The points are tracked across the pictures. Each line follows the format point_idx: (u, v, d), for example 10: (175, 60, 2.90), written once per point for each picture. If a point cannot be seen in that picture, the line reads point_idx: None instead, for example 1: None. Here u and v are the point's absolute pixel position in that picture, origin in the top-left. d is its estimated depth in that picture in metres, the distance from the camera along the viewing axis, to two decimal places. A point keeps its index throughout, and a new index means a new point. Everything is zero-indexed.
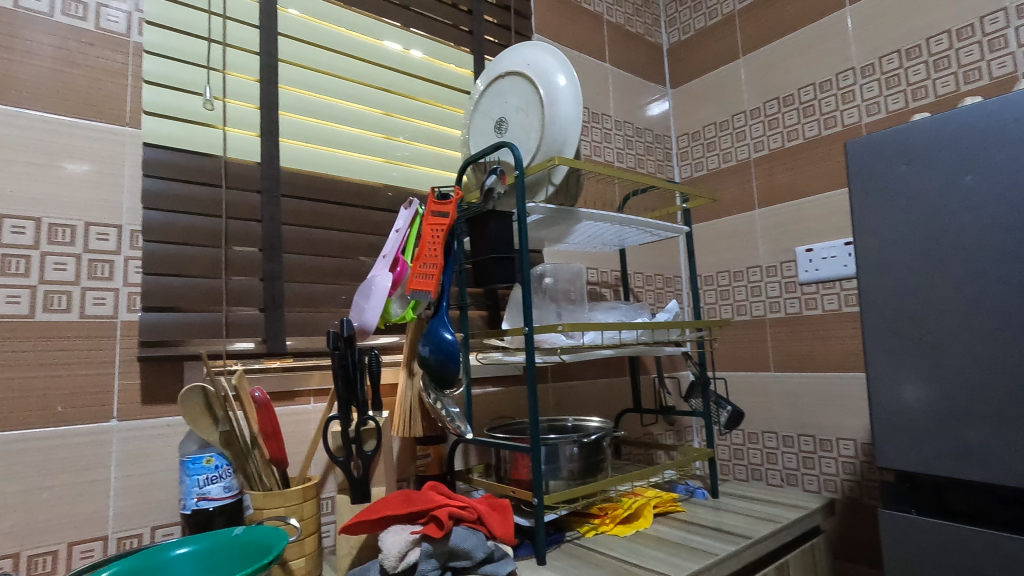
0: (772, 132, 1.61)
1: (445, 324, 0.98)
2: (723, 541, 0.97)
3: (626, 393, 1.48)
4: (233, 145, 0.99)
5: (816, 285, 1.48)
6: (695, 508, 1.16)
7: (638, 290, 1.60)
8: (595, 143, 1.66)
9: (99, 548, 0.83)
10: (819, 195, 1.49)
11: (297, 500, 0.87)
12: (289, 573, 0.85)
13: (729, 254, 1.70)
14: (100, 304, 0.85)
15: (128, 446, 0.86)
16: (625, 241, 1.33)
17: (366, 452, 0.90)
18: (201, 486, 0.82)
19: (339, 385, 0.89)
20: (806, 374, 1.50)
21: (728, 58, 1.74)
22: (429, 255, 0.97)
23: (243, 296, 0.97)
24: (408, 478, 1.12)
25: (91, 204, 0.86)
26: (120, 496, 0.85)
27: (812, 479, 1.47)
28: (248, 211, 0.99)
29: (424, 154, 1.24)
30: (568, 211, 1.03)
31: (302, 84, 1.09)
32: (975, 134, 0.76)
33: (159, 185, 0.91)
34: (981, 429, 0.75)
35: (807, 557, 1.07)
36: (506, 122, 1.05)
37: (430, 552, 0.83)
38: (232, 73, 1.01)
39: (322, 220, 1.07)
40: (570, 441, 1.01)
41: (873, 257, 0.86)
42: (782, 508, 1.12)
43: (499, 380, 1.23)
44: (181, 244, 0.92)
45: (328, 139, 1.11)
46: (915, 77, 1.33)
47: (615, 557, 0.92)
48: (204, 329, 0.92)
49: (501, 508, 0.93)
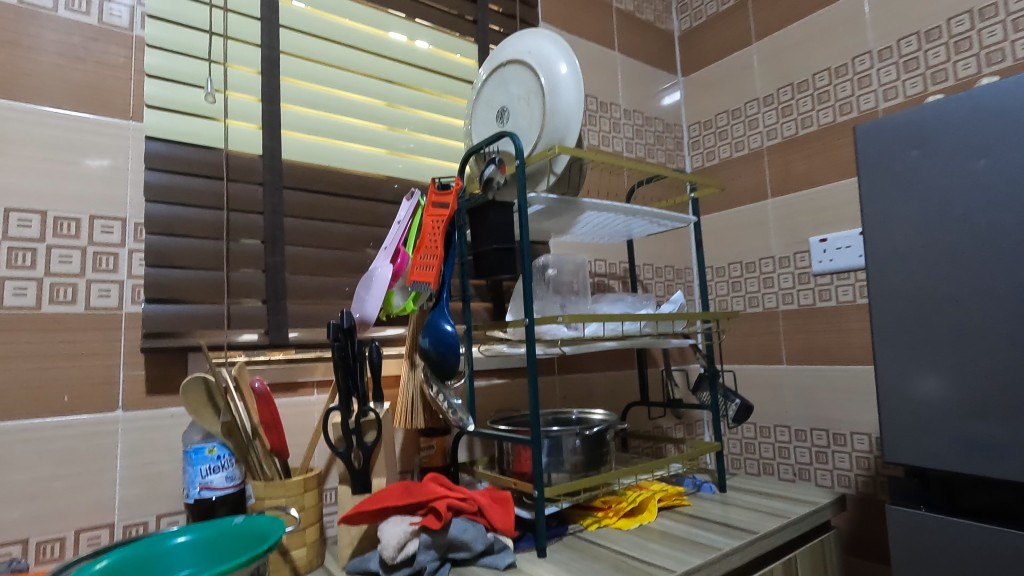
0: (785, 119, 1.57)
1: (445, 315, 0.97)
2: (728, 536, 0.95)
3: (634, 386, 1.47)
4: (235, 138, 0.99)
5: (830, 276, 1.44)
6: (701, 502, 1.14)
7: (647, 282, 1.58)
8: (604, 133, 1.63)
9: (106, 535, 0.84)
10: (834, 183, 1.45)
11: (298, 490, 0.87)
12: (290, 562, 0.86)
13: (741, 244, 1.67)
14: (105, 296, 0.86)
15: (133, 436, 0.87)
16: (632, 232, 1.31)
17: (366, 444, 0.90)
18: (204, 476, 0.83)
19: (339, 376, 0.90)
20: (820, 367, 1.46)
21: (741, 44, 1.70)
22: (429, 247, 0.96)
23: (245, 288, 0.97)
24: (412, 469, 1.12)
25: (95, 197, 0.87)
26: (126, 486, 0.86)
27: (825, 473, 1.44)
28: (250, 204, 0.99)
29: (428, 145, 1.22)
30: (570, 201, 1.01)
31: (305, 76, 1.09)
32: (990, 116, 0.73)
33: (162, 179, 0.92)
34: (995, 424, 0.73)
35: (816, 553, 1.04)
36: (508, 112, 1.03)
37: (430, 543, 0.83)
38: (233, 66, 1.01)
39: (325, 212, 1.07)
40: (573, 433, 1.00)
41: (883, 246, 0.83)
42: (791, 503, 1.10)
43: (504, 373, 1.22)
44: (184, 237, 0.93)
45: (331, 130, 1.10)
46: (934, 60, 1.28)
47: (617, 550, 0.91)
48: (207, 321, 0.93)
49: (501, 500, 0.94)
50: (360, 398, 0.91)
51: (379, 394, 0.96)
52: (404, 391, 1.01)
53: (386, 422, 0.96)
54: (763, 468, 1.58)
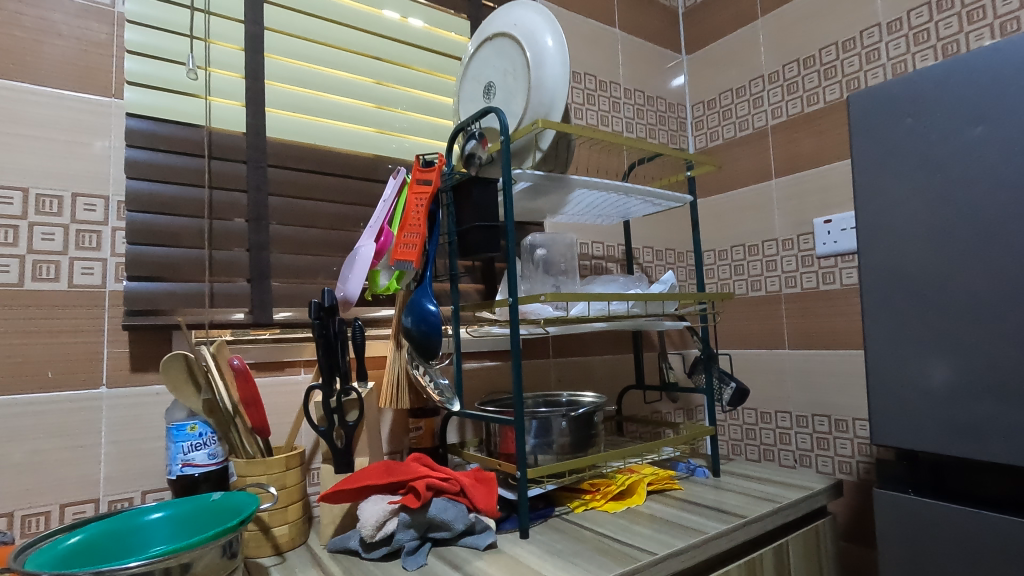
0: (791, 97, 1.52)
1: (429, 295, 0.96)
2: (716, 520, 0.93)
3: (630, 370, 1.45)
4: (216, 115, 0.98)
5: (834, 258, 1.41)
6: (693, 486, 1.13)
7: (645, 265, 1.55)
8: (603, 112, 1.60)
9: (91, 509, 0.85)
10: (840, 162, 1.41)
11: (280, 468, 0.87)
12: (272, 539, 0.86)
13: (744, 227, 1.63)
14: (88, 274, 0.86)
15: (117, 412, 0.87)
16: (628, 212, 1.28)
17: (348, 423, 0.90)
18: (185, 453, 0.84)
19: (320, 355, 0.89)
20: (824, 352, 1.43)
21: (746, 19, 1.64)
22: (412, 225, 0.95)
23: (229, 266, 0.97)
24: (402, 450, 1.12)
25: (76, 174, 0.86)
26: (110, 461, 0.86)
27: (826, 460, 1.41)
28: (233, 182, 0.98)
29: (419, 124, 1.20)
30: (557, 178, 0.99)
31: (290, 52, 1.07)
32: (990, 81, 0.69)
33: (143, 156, 0.91)
34: (988, 405, 0.70)
35: (810, 539, 1.02)
36: (494, 87, 1.01)
37: (408, 522, 0.83)
38: (215, 42, 1.00)
39: (311, 190, 1.06)
40: (561, 415, 0.99)
41: (878, 221, 0.80)
42: (784, 488, 1.08)
43: (495, 354, 1.21)
44: (166, 214, 0.93)
45: (318, 108, 1.09)
46: (946, 31, 1.23)
47: (600, 532, 0.90)
48: (191, 299, 0.93)
49: (486, 481, 0.93)
50: (342, 376, 0.90)
51: (363, 374, 0.95)
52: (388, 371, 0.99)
53: (371, 401, 0.95)
54: (764, 454, 1.55)
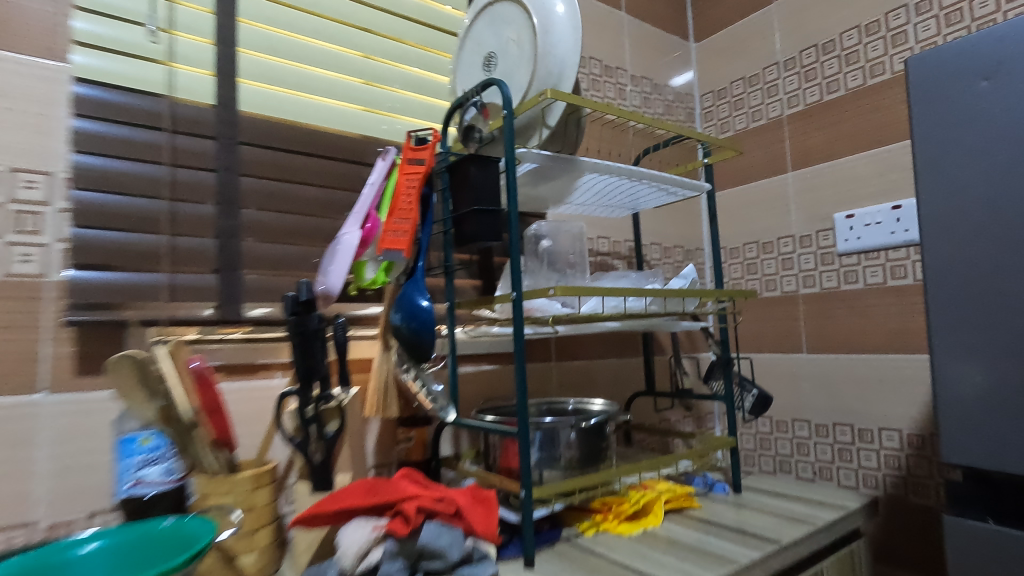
0: (808, 84, 1.43)
1: (421, 289, 0.85)
2: (745, 545, 0.82)
3: (639, 375, 1.34)
4: (180, 83, 0.86)
5: (857, 256, 1.31)
6: (711, 504, 1.02)
7: (653, 263, 1.44)
8: (608, 99, 1.49)
9: (24, 536, 0.72)
10: (863, 153, 1.31)
11: (247, 487, 0.76)
12: (239, 571, 0.74)
13: (758, 223, 1.53)
14: (26, 261, 0.73)
15: (58, 424, 0.74)
16: (637, 202, 1.18)
17: (327, 435, 0.78)
18: (136, 469, 0.72)
19: (296, 358, 0.77)
20: (846, 357, 1.32)
21: (759, 4, 1.55)
22: (403, 209, 0.84)
23: (193, 256, 0.85)
24: (391, 463, 1.00)
25: (13, 147, 0.73)
26: (49, 480, 0.73)
27: (849, 473, 1.30)
28: (200, 160, 0.87)
29: (411, 103, 1.10)
30: (565, 160, 0.88)
31: (267, 18, 0.96)
32: None
33: (94, 127, 0.79)
34: None
35: (846, 565, 0.91)
36: (496, 58, 0.90)
37: (395, 551, 0.71)
38: (181, 2, 0.88)
39: (290, 172, 0.95)
40: (569, 425, 0.88)
41: (942, 202, 0.72)
42: (815, 507, 0.97)
43: (493, 357, 1.10)
44: (121, 194, 0.81)
45: (297, 81, 0.98)
46: (981, 11, 1.14)
47: (614, 560, 0.79)
48: (147, 293, 0.80)
49: (485, 501, 0.82)
50: (320, 381, 0.78)
51: (346, 378, 0.83)
52: (375, 375, 0.88)
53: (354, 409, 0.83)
54: (778, 464, 1.45)
